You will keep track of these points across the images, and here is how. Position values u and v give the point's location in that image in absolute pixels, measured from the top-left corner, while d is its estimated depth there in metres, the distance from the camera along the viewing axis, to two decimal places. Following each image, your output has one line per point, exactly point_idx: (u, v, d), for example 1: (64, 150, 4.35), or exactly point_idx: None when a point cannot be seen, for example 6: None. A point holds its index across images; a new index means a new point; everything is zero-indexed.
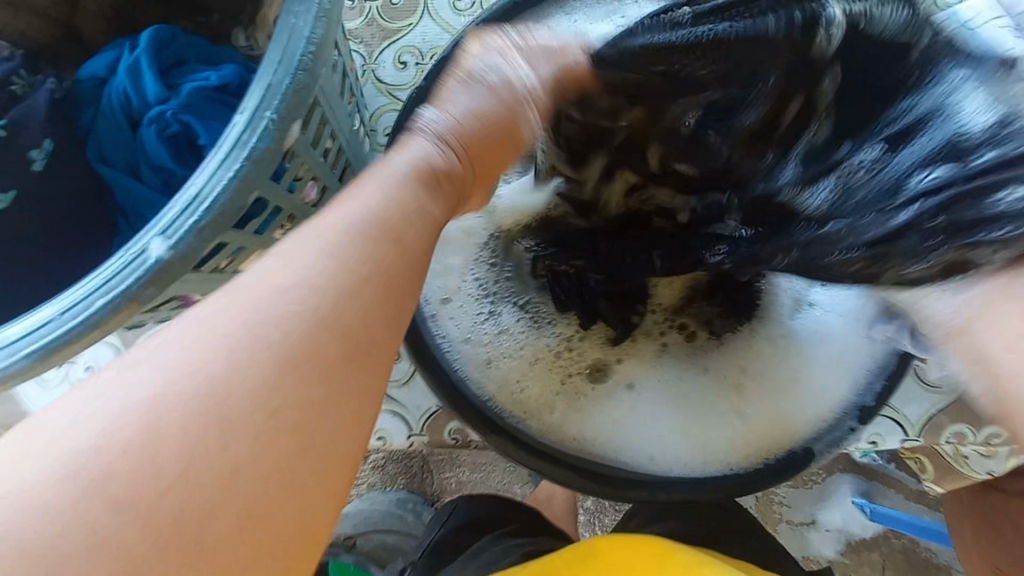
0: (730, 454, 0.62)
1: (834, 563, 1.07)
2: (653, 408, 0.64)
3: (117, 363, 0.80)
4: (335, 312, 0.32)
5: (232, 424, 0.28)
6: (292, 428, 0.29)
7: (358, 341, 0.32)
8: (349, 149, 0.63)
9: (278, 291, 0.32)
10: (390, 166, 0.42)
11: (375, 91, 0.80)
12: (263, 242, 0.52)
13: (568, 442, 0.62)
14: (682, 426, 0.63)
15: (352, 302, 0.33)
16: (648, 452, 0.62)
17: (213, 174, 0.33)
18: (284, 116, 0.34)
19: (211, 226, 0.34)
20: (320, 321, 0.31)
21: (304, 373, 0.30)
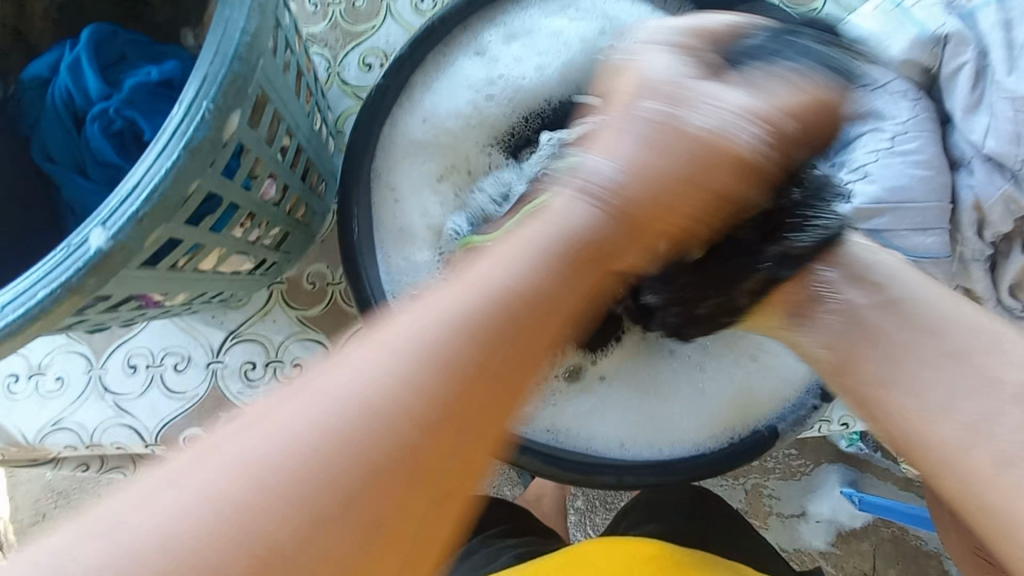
0: (696, 435, 0.62)
1: (824, 553, 1.07)
2: (622, 395, 0.64)
3: (88, 373, 0.79)
4: (444, 366, 0.32)
5: (297, 483, 0.28)
6: (345, 491, 0.28)
7: (452, 402, 0.32)
8: (310, 148, 0.63)
9: (402, 366, 0.31)
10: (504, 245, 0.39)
11: (341, 94, 0.81)
12: (221, 239, 0.52)
13: (540, 433, 0.63)
14: (648, 411, 0.64)
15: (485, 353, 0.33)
16: (618, 438, 0.62)
17: (152, 164, 0.34)
18: (222, 105, 0.35)
19: (151, 216, 0.34)
20: (416, 378, 0.31)
21: (378, 440, 0.30)
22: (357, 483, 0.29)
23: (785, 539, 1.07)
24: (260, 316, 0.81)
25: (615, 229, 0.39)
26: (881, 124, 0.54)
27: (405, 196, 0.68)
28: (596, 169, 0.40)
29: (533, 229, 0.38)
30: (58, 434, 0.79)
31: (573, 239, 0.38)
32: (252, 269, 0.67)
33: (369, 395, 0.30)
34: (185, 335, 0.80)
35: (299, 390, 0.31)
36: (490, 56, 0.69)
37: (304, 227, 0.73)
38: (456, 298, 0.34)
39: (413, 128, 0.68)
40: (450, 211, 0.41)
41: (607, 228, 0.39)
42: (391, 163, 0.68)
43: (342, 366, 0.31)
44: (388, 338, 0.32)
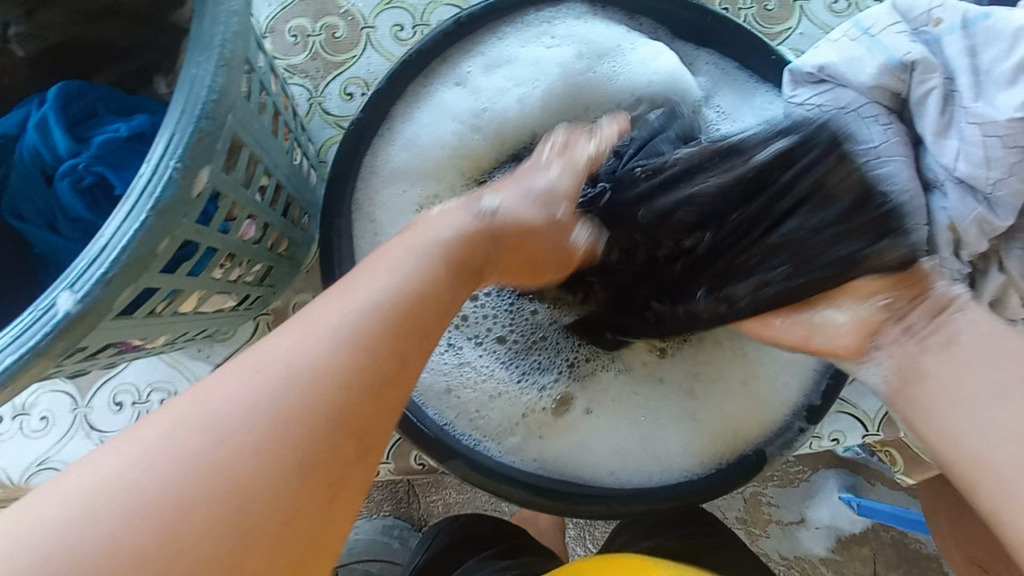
0: (683, 462, 0.63)
1: (825, 560, 1.07)
2: (610, 424, 0.64)
3: (73, 412, 0.79)
4: (350, 356, 0.34)
5: (180, 475, 0.29)
6: (272, 473, 0.30)
7: (362, 393, 0.34)
8: (291, 184, 0.64)
9: (331, 343, 0.34)
10: (418, 233, 0.44)
11: (323, 123, 0.82)
12: (200, 282, 0.52)
13: (530, 464, 0.62)
14: (637, 440, 0.63)
15: (370, 350, 0.35)
16: (608, 466, 0.62)
17: (120, 225, 0.34)
18: (190, 162, 0.35)
19: (118, 276, 0.34)
20: (332, 363, 0.34)
21: (290, 432, 0.31)
22: (285, 468, 0.30)
23: (785, 547, 1.07)
24: (246, 348, 0.81)
25: (464, 275, 0.44)
26: None
27: (388, 228, 0.68)
28: (493, 202, 0.49)
29: (408, 244, 0.43)
30: (43, 474, 0.78)
31: (466, 233, 0.45)
32: (236, 305, 0.67)
33: (284, 382, 0.32)
34: (171, 369, 0.80)
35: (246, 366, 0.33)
36: (472, 87, 0.69)
37: (288, 260, 0.73)
38: (374, 281, 0.39)
39: (397, 159, 0.68)
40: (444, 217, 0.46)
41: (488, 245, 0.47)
42: (374, 194, 0.68)
43: (296, 339, 0.34)
44: (364, 286, 0.38)
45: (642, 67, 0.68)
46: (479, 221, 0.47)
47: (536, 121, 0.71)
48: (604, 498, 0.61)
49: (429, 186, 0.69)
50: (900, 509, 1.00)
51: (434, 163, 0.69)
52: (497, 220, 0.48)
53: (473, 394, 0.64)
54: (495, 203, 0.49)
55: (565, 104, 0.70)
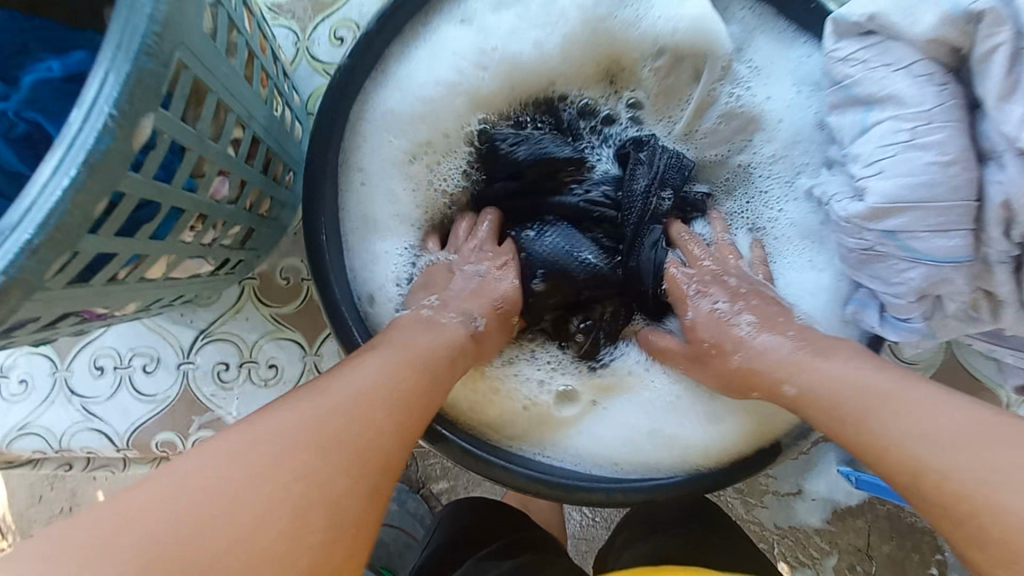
0: (700, 459, 0.59)
1: (818, 531, 1.05)
2: (624, 419, 0.61)
3: (53, 376, 0.75)
4: (304, 427, 0.39)
5: (213, 491, 0.34)
6: (275, 476, 0.36)
7: (296, 452, 0.37)
8: (269, 136, 0.57)
9: (338, 396, 0.42)
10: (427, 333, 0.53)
11: (310, 71, 0.74)
12: (166, 247, 0.47)
13: (533, 449, 0.59)
14: (653, 435, 0.60)
15: (322, 432, 0.39)
16: (617, 459, 0.59)
17: (45, 183, 0.28)
18: (128, 110, 0.29)
19: (48, 243, 0.29)
20: (297, 422, 0.39)
21: (269, 479, 0.36)
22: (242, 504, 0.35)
23: (779, 517, 1.05)
24: (231, 313, 0.76)
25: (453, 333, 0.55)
26: (900, 111, 0.49)
27: (374, 181, 0.62)
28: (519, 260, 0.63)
29: (410, 332, 0.52)
30: (25, 438, 0.75)
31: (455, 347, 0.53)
32: (214, 271, 0.62)
33: (328, 406, 0.41)
34: (153, 334, 0.76)
35: (303, 398, 0.42)
36: (480, 25, 0.62)
37: (272, 220, 0.67)
38: (367, 366, 0.46)
39: (387, 102, 0.61)
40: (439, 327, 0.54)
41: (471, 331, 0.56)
42: (362, 143, 0.62)
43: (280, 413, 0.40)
44: (367, 368, 0.46)
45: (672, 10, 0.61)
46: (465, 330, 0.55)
47: (553, 65, 0.64)
48: (601, 487, 0.56)
49: (418, 140, 0.63)
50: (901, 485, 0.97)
51: (431, 110, 0.62)
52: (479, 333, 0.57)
53: (472, 384, 0.60)
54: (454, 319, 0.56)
55: (586, 49, 0.63)
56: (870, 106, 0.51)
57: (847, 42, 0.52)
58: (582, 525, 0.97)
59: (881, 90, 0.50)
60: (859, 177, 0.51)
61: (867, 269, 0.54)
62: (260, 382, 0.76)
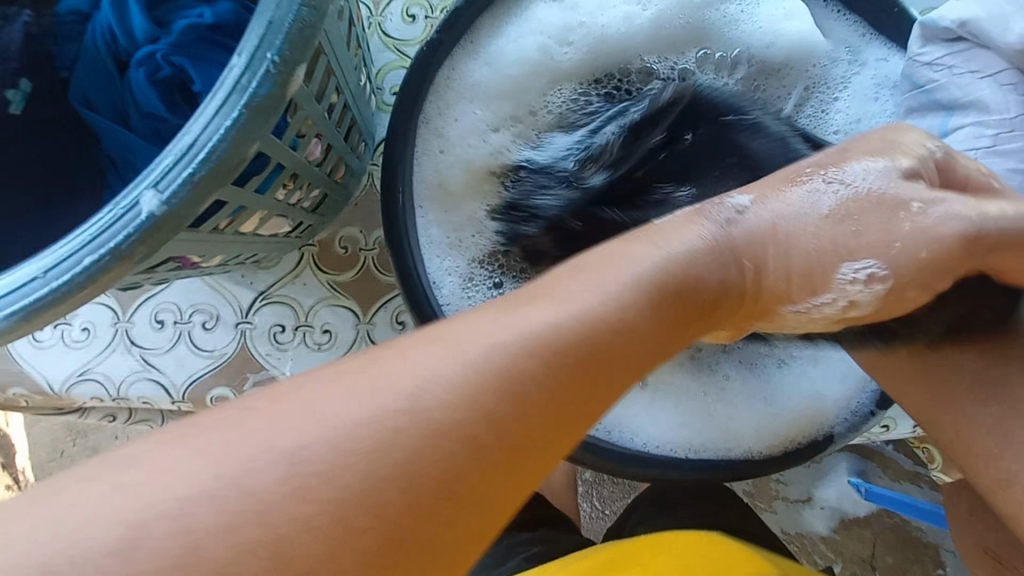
0: (752, 441, 0.60)
1: (825, 539, 1.06)
2: (672, 397, 0.62)
3: (114, 325, 0.78)
4: (528, 378, 0.29)
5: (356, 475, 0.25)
6: (408, 495, 0.25)
7: (498, 457, 0.27)
8: (355, 106, 0.59)
9: (506, 346, 0.29)
10: (661, 231, 0.39)
11: (382, 46, 0.76)
12: (264, 203, 0.50)
13: (593, 425, 0.60)
14: (703, 416, 0.61)
15: (528, 395, 0.28)
16: (674, 439, 0.60)
17: (208, 122, 0.30)
18: (288, 59, 0.31)
19: (208, 178, 0.31)
20: (486, 376, 0.28)
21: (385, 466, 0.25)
22: (393, 515, 0.25)
23: (788, 522, 1.06)
24: (289, 278, 0.78)
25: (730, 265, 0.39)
26: (983, 117, 0.52)
27: (450, 142, 0.63)
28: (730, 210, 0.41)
29: (636, 254, 0.36)
30: (85, 385, 0.78)
31: (667, 285, 0.35)
32: (287, 233, 0.63)
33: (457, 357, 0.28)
34: (213, 293, 0.78)
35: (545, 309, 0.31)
36: (569, 4, 0.64)
37: (341, 189, 0.69)
38: (586, 292, 0.32)
39: (476, 74, 0.63)
40: (686, 233, 0.39)
41: (643, 311, 0.33)
42: (445, 110, 0.63)
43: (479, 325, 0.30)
44: (572, 289, 0.33)
45: (766, 22, 0.65)
46: (716, 238, 0.39)
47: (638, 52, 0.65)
48: (657, 463, 0.58)
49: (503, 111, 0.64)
50: (910, 497, 0.99)
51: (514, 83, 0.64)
52: (747, 234, 0.40)
53: None
54: (743, 203, 0.42)
55: (675, 38, 0.65)
56: (952, 111, 0.53)
57: (933, 47, 0.54)
58: (594, 517, 0.99)
59: (965, 96, 0.53)
60: None
61: None
62: (313, 347, 0.78)
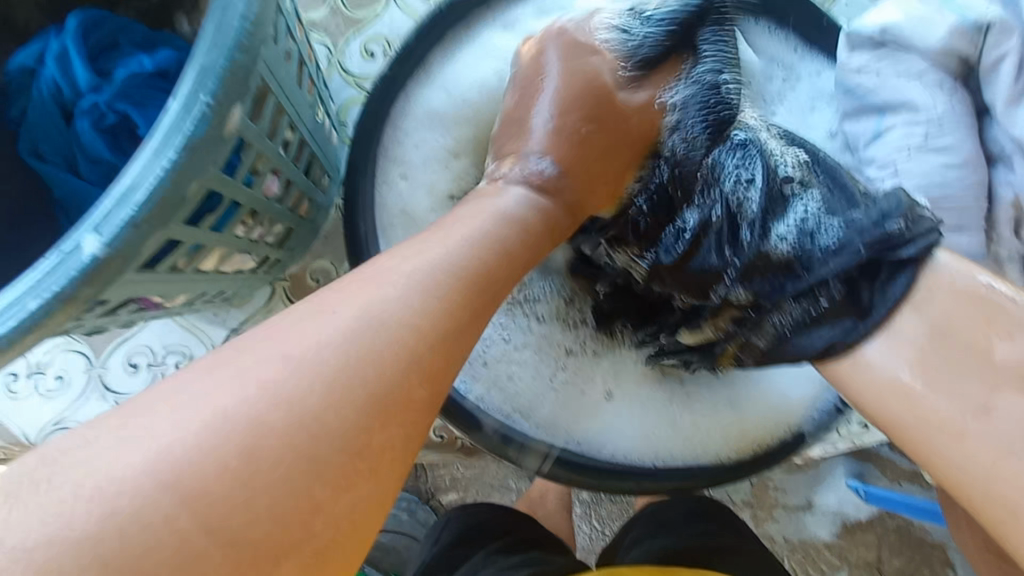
0: (721, 446, 0.62)
1: (828, 545, 1.04)
2: (644, 407, 0.62)
3: (88, 372, 0.77)
4: (377, 353, 0.32)
5: (266, 443, 0.28)
6: (345, 417, 0.30)
7: (422, 382, 0.33)
8: (314, 141, 0.61)
9: (369, 324, 0.33)
10: (488, 204, 0.45)
11: (343, 83, 0.78)
12: (224, 239, 0.50)
13: (568, 438, 0.61)
14: (673, 423, 0.62)
15: (401, 360, 0.33)
16: (646, 446, 0.61)
17: (146, 164, 0.31)
18: (222, 99, 0.32)
19: (146, 219, 0.32)
20: (395, 337, 0.33)
21: (345, 424, 0.30)
22: (349, 447, 0.30)
23: (789, 530, 1.05)
24: (263, 314, 0.79)
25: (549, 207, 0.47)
26: (914, 116, 0.55)
27: (414, 172, 0.64)
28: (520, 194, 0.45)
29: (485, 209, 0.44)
30: (59, 434, 0.77)
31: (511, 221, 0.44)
32: (254, 268, 0.64)
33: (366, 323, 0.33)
34: (186, 333, 0.79)
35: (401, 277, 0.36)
36: (519, 30, 0.66)
37: (308, 222, 0.70)
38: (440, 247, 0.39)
39: (432, 101, 0.64)
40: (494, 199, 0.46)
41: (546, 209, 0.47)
42: (405, 138, 0.64)
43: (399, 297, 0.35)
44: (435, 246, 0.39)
45: None
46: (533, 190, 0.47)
47: None
48: (634, 475, 0.60)
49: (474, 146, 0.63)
50: (907, 496, 0.98)
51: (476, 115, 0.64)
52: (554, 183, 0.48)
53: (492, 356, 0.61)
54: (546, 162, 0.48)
55: None
56: (884, 112, 0.56)
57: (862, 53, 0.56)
58: (592, 539, 0.98)
59: (895, 98, 0.55)
60: (874, 179, 0.56)
61: None
62: None
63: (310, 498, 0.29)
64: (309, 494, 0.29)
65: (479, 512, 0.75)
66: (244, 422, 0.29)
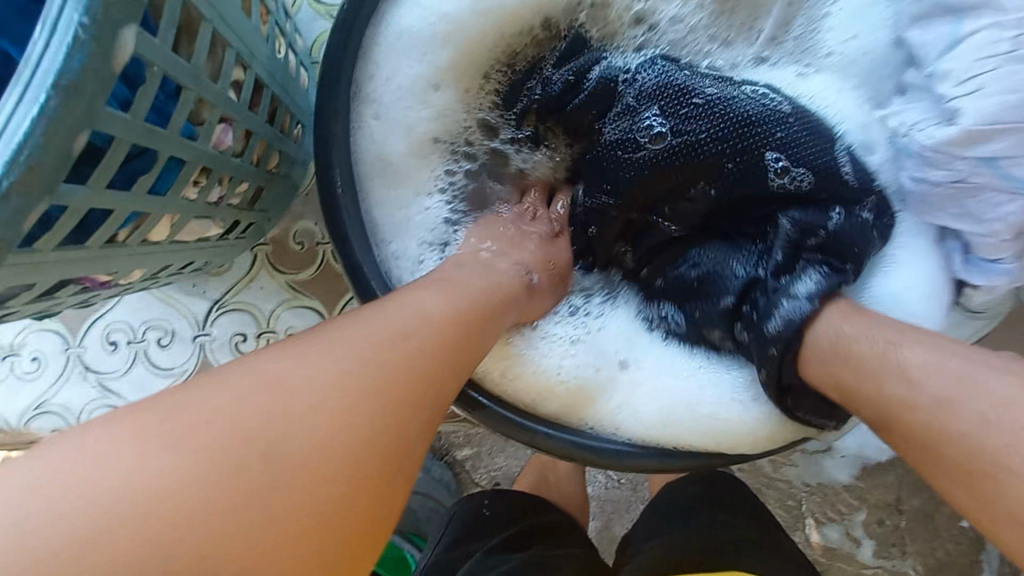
0: (759, 421, 0.54)
1: (849, 487, 0.99)
2: (664, 379, 0.57)
3: (65, 352, 0.72)
4: (339, 384, 0.33)
5: (245, 450, 0.30)
6: (320, 449, 0.31)
7: (352, 448, 0.32)
8: (275, 83, 0.52)
9: (347, 360, 0.34)
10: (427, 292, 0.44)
11: (311, 15, 0.67)
12: (173, 206, 0.43)
13: (583, 414, 0.56)
14: (699, 393, 0.56)
15: (325, 407, 0.32)
16: (671, 422, 0.55)
17: (10, 112, 0.24)
18: (106, 21, 0.25)
19: (23, 188, 0.24)
20: (321, 378, 0.33)
21: (318, 441, 0.31)
22: (320, 456, 0.31)
23: (807, 474, 0.99)
24: (245, 282, 0.72)
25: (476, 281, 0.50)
26: (1000, 18, 0.45)
27: (389, 112, 0.56)
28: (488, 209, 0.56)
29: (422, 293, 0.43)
30: (43, 418, 0.73)
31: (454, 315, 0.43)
32: (223, 234, 0.57)
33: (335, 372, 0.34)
34: (165, 307, 0.73)
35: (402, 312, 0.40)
36: None
37: (282, 180, 0.62)
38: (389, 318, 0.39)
39: (408, 23, 0.54)
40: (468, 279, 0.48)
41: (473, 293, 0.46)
42: (377, 71, 0.54)
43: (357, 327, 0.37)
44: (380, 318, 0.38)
45: None
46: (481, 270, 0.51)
47: None
48: (658, 453, 0.54)
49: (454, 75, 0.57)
50: None
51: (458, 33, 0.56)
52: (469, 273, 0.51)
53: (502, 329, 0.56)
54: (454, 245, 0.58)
55: None
56: (962, 16, 0.47)
57: None
58: (607, 488, 0.93)
59: None
60: (949, 100, 0.48)
61: (952, 207, 0.50)
62: None
63: (240, 549, 0.28)
64: (235, 531, 0.28)
65: (483, 501, 0.71)
66: (224, 423, 0.30)
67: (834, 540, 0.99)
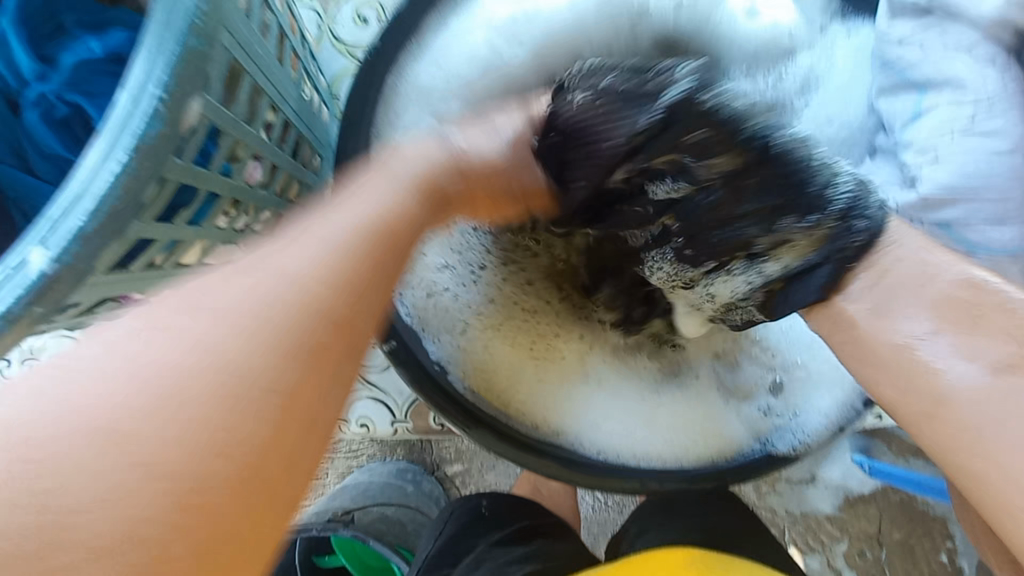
0: (699, 448, 0.60)
1: (830, 518, 1.02)
2: (620, 398, 0.61)
3: None
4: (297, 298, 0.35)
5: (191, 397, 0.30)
6: (265, 365, 0.32)
7: (281, 351, 0.33)
8: (300, 122, 0.57)
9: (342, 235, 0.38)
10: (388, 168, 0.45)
11: (333, 53, 0.73)
12: (204, 234, 0.47)
13: (542, 425, 0.59)
14: (652, 418, 0.61)
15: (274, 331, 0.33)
16: (624, 439, 0.60)
17: (95, 168, 0.28)
18: (176, 92, 0.29)
19: (99, 231, 0.29)
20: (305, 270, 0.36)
21: (235, 364, 0.31)
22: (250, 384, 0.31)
23: (791, 502, 1.02)
24: None
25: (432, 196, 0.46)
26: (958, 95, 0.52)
27: None
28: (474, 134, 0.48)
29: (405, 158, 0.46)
30: None
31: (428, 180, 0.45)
32: None
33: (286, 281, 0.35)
34: None
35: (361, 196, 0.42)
36: None
37: None
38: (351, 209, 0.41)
39: (422, 76, 0.58)
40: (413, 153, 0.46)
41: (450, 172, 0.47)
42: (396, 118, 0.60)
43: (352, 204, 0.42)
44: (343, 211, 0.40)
45: None
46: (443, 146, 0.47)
47: None
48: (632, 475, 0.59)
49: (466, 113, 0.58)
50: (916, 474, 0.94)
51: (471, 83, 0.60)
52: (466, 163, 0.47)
53: (473, 335, 0.60)
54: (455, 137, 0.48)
55: None
56: (926, 88, 0.53)
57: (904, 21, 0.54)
58: (597, 508, 0.97)
59: (939, 75, 0.53)
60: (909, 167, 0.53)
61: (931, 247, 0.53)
62: None
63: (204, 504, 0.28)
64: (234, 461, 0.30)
65: (480, 499, 0.74)
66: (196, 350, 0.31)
67: (815, 569, 1.02)
